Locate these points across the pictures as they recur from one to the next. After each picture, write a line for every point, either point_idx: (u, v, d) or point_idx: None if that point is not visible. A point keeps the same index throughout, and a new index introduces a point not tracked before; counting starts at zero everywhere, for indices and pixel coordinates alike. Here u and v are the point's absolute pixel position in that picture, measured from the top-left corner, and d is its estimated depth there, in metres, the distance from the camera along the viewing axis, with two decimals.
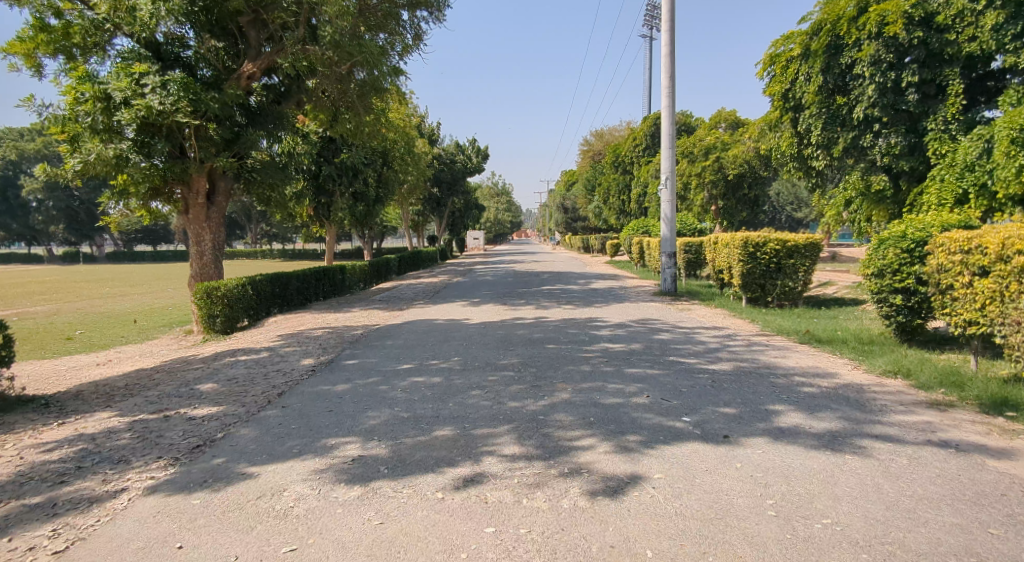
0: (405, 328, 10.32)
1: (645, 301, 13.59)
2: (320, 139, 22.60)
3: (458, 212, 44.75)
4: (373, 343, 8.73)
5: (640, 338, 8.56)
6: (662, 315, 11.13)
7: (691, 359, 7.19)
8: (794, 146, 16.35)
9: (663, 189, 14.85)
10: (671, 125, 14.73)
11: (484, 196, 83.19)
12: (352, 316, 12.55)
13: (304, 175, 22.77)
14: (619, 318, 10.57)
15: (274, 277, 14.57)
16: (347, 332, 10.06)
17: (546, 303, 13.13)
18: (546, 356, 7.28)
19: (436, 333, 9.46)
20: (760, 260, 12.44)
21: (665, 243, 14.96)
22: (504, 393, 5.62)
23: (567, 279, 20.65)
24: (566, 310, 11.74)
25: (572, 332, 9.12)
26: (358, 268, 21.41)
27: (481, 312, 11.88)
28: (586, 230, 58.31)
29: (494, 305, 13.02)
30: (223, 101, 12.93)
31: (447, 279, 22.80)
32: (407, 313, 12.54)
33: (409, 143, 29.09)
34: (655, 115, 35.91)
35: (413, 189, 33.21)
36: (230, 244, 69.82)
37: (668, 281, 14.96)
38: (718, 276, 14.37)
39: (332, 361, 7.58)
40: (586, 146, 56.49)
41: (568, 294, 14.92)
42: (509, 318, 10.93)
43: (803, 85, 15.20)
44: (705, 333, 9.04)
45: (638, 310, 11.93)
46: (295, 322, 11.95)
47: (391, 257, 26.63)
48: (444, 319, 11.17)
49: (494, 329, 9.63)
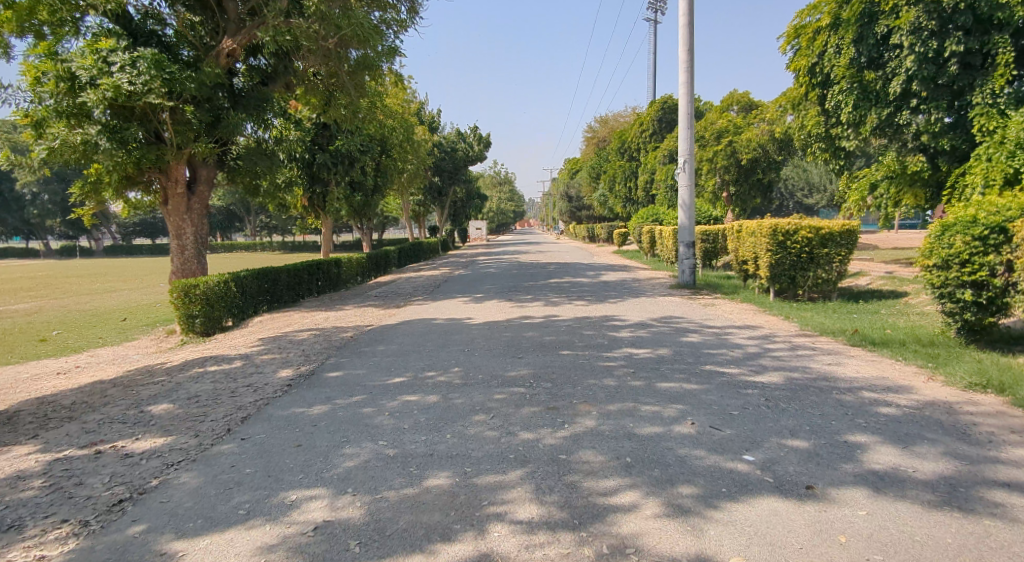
0: (399, 329, 9.28)
1: (662, 296, 12.53)
2: (313, 126, 21.62)
3: (460, 201, 43.69)
4: (363, 349, 7.71)
5: (666, 342, 7.50)
6: (685, 312, 10.07)
7: (731, 369, 6.14)
8: (820, 125, 15.84)
9: (680, 172, 13.79)
10: (688, 103, 13.61)
11: (486, 186, 82.02)
12: (344, 315, 11.54)
13: (297, 164, 21.75)
14: (638, 317, 9.52)
15: (261, 272, 13.57)
16: (335, 335, 9.02)
17: (555, 299, 12.10)
18: (560, 367, 6.24)
19: (434, 337, 8.40)
20: (790, 250, 11.47)
21: (683, 232, 13.92)
22: (514, 419, 4.59)
23: (576, 270, 19.61)
24: (577, 308, 10.69)
25: (588, 335, 8.06)
26: (355, 261, 20.44)
27: (484, 310, 10.82)
28: (590, 220, 57.13)
29: (498, 302, 11.97)
30: (200, 83, 11.75)
31: (449, 272, 21.78)
32: (404, 312, 11.51)
33: (408, 130, 28.00)
34: (662, 99, 34.69)
35: (413, 179, 32.21)
36: (230, 237, 68.78)
37: (686, 272, 13.95)
38: (741, 268, 13.30)
39: (312, 373, 6.55)
40: (591, 133, 55.18)
41: (578, 288, 13.86)
42: (516, 317, 9.88)
43: (832, 58, 14.60)
44: (738, 334, 7.97)
45: (656, 306, 10.89)
46: (282, 323, 10.93)
47: (391, 250, 25.62)
48: (444, 318, 10.14)
49: (499, 331, 8.58)
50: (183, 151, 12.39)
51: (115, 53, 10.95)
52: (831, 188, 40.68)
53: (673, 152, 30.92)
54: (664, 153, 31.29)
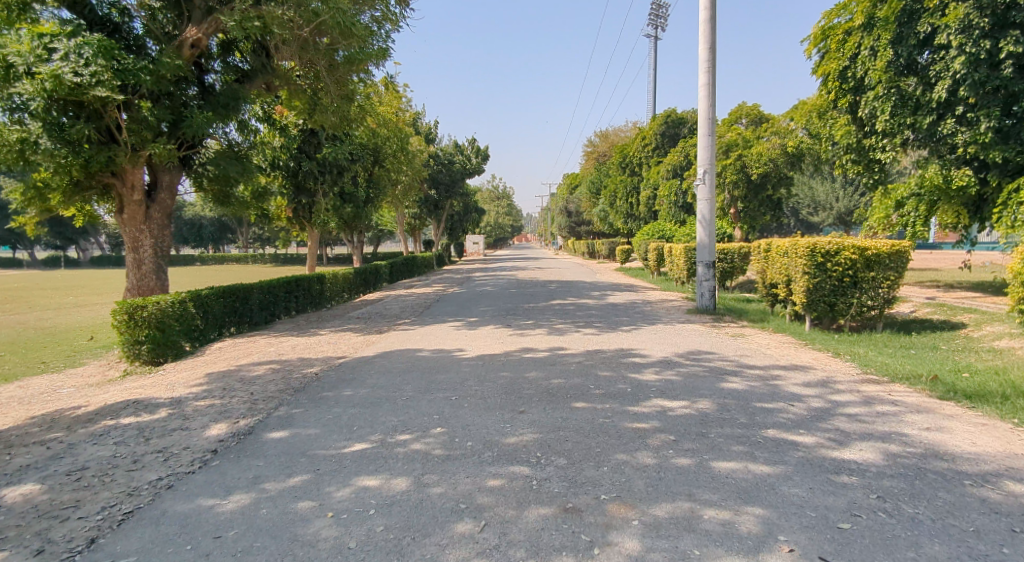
0: (377, 364, 7.75)
1: (680, 324, 11.03)
2: (300, 132, 20.26)
3: (457, 214, 42.28)
4: (324, 393, 6.17)
5: (704, 391, 6.00)
6: (713, 346, 8.58)
7: (801, 436, 4.66)
8: (849, 135, 14.55)
9: (699, 184, 12.32)
10: (708, 106, 12.21)
11: (484, 200, 80.68)
12: (319, 341, 10.04)
13: (281, 171, 20.31)
14: (661, 352, 8.02)
15: (228, 290, 12.03)
16: (298, 370, 7.50)
17: (560, 325, 10.63)
18: (575, 428, 4.76)
19: (416, 376, 6.88)
20: (831, 273, 10.12)
21: (702, 250, 12.46)
22: (517, 531, 3.17)
23: (580, 290, 18.16)
24: (587, 338, 9.18)
25: (603, 378, 6.55)
26: (341, 276, 19.03)
27: (479, 339, 9.30)
28: (590, 235, 55.70)
29: (494, 328, 10.46)
30: (156, 77, 10.06)
31: (442, 289, 20.31)
32: (387, 339, 9.99)
33: (402, 140, 26.59)
34: (666, 113, 33.35)
35: (408, 192, 30.80)
36: (222, 248, 67.14)
37: (705, 296, 12.47)
38: (769, 292, 11.83)
39: (252, 427, 5.02)
40: (591, 147, 54.00)
41: (583, 312, 12.35)
42: (516, 349, 8.37)
43: (866, 61, 13.43)
44: (789, 381, 6.49)
45: (678, 337, 9.39)
46: (244, 350, 9.40)
47: (382, 265, 24.16)
48: (430, 349, 8.62)
49: (495, 369, 7.06)
50: (141, 155, 10.58)
51: (59, 39, 9.27)
52: (837, 206, 39.24)
53: (677, 167, 29.58)
54: (668, 167, 29.96)
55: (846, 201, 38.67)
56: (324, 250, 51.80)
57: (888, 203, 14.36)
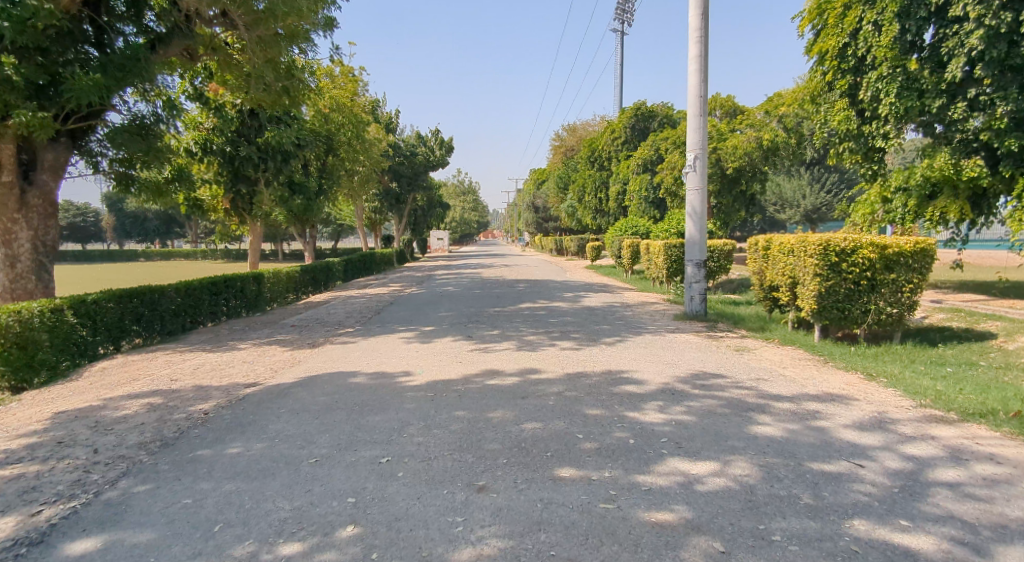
0: (294, 397, 5.93)
1: (670, 334, 9.43)
2: (238, 114, 18.12)
3: (419, 208, 40.30)
4: (200, 451, 4.36)
5: (734, 442, 4.39)
6: (720, 366, 6.98)
7: (912, 539, 3.07)
8: (847, 121, 12.89)
9: (689, 171, 10.74)
10: (699, 83, 10.62)
11: (448, 196, 78.61)
12: (231, 360, 8.16)
13: (216, 156, 18.14)
14: (659, 377, 6.39)
15: (126, 296, 10.02)
16: (181, 410, 5.64)
17: (530, 336, 8.92)
18: (563, 530, 3.09)
19: (339, 420, 5.09)
20: (845, 275, 8.50)
21: (692, 248, 10.89)
22: None
23: (551, 291, 16.49)
24: (564, 356, 7.50)
25: (592, 422, 4.88)
26: (284, 275, 17.00)
27: (433, 358, 7.53)
28: (557, 231, 54.25)
29: (452, 342, 8.70)
30: (22, 26, 8.04)
31: (398, 289, 18.39)
32: (318, 357, 8.15)
33: (359, 128, 24.57)
34: (635, 106, 31.98)
35: (366, 184, 28.74)
36: (169, 243, 63.49)
37: (694, 300, 10.91)
38: (769, 294, 10.28)
39: (49, 529, 3.27)
40: (558, 142, 52.46)
41: (557, 319, 10.67)
42: (476, 373, 6.63)
43: (869, 37, 11.85)
44: (836, 421, 4.91)
45: (673, 353, 7.78)
46: (130, 373, 7.49)
47: (334, 262, 22.10)
48: (368, 372, 6.83)
49: (447, 407, 5.31)
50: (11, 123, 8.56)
51: None
52: (803, 204, 38.15)
53: (647, 161, 28.27)
54: (637, 162, 28.60)
55: (812, 199, 37.59)
56: (279, 246, 49.09)
57: (876, 196, 13.13)
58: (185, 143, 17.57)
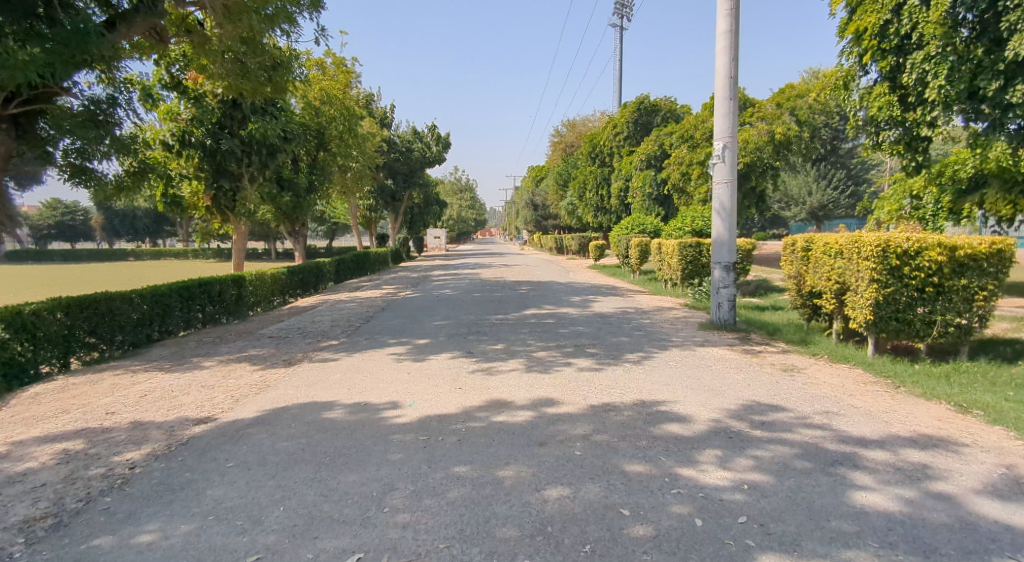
0: (250, 441, 4.75)
1: (700, 348, 8.23)
2: (220, 104, 16.86)
3: (416, 205, 39.07)
4: (106, 544, 3.25)
5: (836, 523, 3.20)
6: (774, 393, 5.78)
7: None
8: (890, 106, 10.89)
9: (717, 162, 9.51)
10: (729, 63, 9.34)
11: (445, 193, 77.10)
12: (188, 384, 6.97)
13: (196, 150, 16.86)
14: (704, 410, 5.20)
15: (76, 306, 8.98)
16: (101, 463, 4.47)
17: (538, 352, 7.74)
18: None
19: (301, 484, 3.90)
20: (907, 282, 7.18)
21: (720, 248, 9.67)
22: None
23: (556, 293, 15.28)
24: (582, 380, 6.32)
25: (632, 486, 3.72)
26: (269, 277, 15.75)
27: (426, 383, 6.32)
28: (556, 230, 53.10)
29: (449, 359, 7.49)
30: None
31: (392, 292, 17.20)
32: (292, 380, 6.95)
33: (352, 122, 23.24)
34: (638, 100, 30.70)
35: (359, 180, 27.49)
36: (159, 240, 62.11)
37: (722, 308, 9.66)
38: (808, 300, 9.00)
39: None
40: (557, 138, 51.25)
41: (567, 329, 9.46)
42: (478, 405, 5.43)
43: (915, 9, 9.88)
44: (960, 484, 3.69)
45: (711, 375, 6.58)
46: (63, 402, 6.33)
47: (325, 263, 20.87)
48: (346, 403, 5.63)
49: (444, 461, 4.14)
50: None
51: None
52: (809, 201, 36.82)
53: (652, 156, 27.06)
54: (641, 157, 27.39)
55: (819, 196, 36.21)
56: (272, 245, 47.89)
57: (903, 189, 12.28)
58: (161, 134, 16.20)
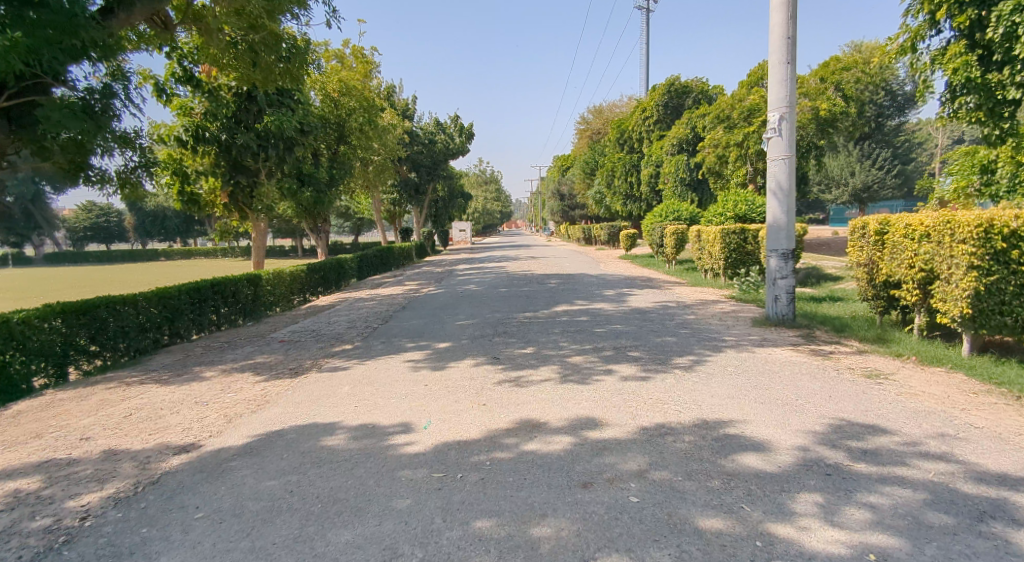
0: (230, 476, 3.91)
1: (760, 349, 7.17)
2: (233, 96, 16.07)
3: (440, 197, 38.17)
4: None
5: None
6: (865, 409, 4.75)
7: None
8: (967, 67, 9.39)
9: (772, 136, 8.46)
10: (786, 21, 8.23)
11: (470, 185, 75.87)
12: (180, 398, 6.17)
13: (210, 146, 15.99)
14: (785, 436, 4.20)
15: (74, 312, 8.31)
16: (49, 510, 3.67)
17: (574, 356, 6.79)
18: None
19: (282, 548, 3.07)
20: (1014, 268, 6.11)
21: (776, 234, 8.60)
22: None
23: (588, 287, 14.27)
24: (628, 393, 5.36)
25: (712, 557, 2.80)
26: (287, 275, 15.07)
27: (445, 398, 5.42)
28: (585, 219, 51.87)
29: (473, 367, 6.57)
30: None
31: (415, 288, 16.39)
32: (295, 393, 6.10)
33: (372, 113, 22.37)
34: (668, 82, 29.27)
35: (382, 173, 26.67)
36: (187, 238, 62.27)
37: (779, 301, 8.60)
38: (883, 292, 7.94)
39: None
40: (583, 124, 49.89)
41: (604, 329, 8.46)
42: (506, 429, 4.51)
43: None
44: None
45: (781, 385, 5.56)
46: (37, 423, 5.58)
47: (347, 259, 20.15)
48: (350, 426, 4.76)
49: (463, 514, 3.27)
50: None
51: None
52: (852, 182, 34.77)
53: (684, 139, 25.79)
54: (673, 141, 26.13)
55: (863, 176, 34.16)
56: (298, 242, 47.58)
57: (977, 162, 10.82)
58: (174, 130, 15.42)
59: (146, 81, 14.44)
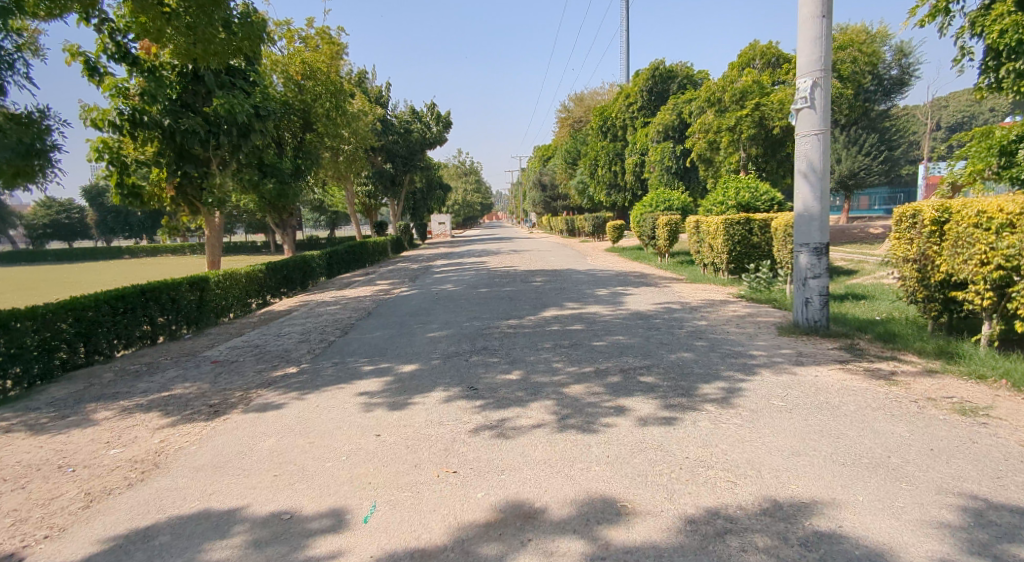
0: None
1: (803, 370, 5.72)
2: (177, 76, 14.17)
3: (416, 189, 36.34)
4: None
5: None
6: (997, 475, 3.34)
7: None
8: (1017, 27, 8.05)
9: (803, 107, 7.09)
10: None
11: (448, 177, 73.81)
12: (45, 454, 4.56)
13: (155, 131, 13.88)
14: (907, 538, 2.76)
15: None
16: None
17: (572, 386, 5.28)
18: None
19: None
20: None
21: (807, 226, 7.23)
22: None
23: (579, 285, 12.79)
24: (652, 448, 3.88)
25: None
26: (242, 276, 13.41)
27: (399, 460, 3.90)
28: (568, 211, 50.36)
29: (441, 403, 5.05)
30: None
31: (385, 289, 14.79)
32: (199, 445, 4.53)
33: (339, 98, 20.65)
34: (652, 65, 27.80)
35: (352, 164, 24.89)
36: (155, 234, 59.53)
37: (811, 306, 7.17)
38: (939, 293, 6.55)
39: None
40: (564, 112, 48.29)
41: (605, 342, 6.96)
42: (483, 525, 3.03)
43: None
44: None
45: (856, 430, 4.10)
46: None
47: (314, 256, 18.46)
48: (256, 521, 3.23)
49: None
50: None
51: None
52: (838, 169, 33.47)
53: (669, 126, 24.39)
54: (658, 128, 24.70)
55: (850, 162, 32.73)
56: (270, 237, 45.40)
57: None
58: (109, 114, 13.40)
59: (73, 58, 12.59)
